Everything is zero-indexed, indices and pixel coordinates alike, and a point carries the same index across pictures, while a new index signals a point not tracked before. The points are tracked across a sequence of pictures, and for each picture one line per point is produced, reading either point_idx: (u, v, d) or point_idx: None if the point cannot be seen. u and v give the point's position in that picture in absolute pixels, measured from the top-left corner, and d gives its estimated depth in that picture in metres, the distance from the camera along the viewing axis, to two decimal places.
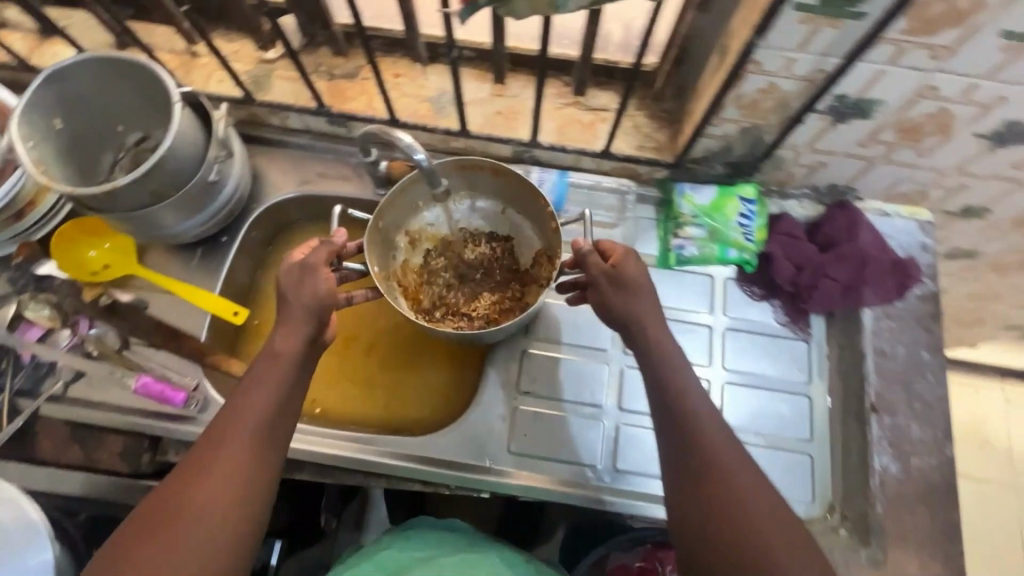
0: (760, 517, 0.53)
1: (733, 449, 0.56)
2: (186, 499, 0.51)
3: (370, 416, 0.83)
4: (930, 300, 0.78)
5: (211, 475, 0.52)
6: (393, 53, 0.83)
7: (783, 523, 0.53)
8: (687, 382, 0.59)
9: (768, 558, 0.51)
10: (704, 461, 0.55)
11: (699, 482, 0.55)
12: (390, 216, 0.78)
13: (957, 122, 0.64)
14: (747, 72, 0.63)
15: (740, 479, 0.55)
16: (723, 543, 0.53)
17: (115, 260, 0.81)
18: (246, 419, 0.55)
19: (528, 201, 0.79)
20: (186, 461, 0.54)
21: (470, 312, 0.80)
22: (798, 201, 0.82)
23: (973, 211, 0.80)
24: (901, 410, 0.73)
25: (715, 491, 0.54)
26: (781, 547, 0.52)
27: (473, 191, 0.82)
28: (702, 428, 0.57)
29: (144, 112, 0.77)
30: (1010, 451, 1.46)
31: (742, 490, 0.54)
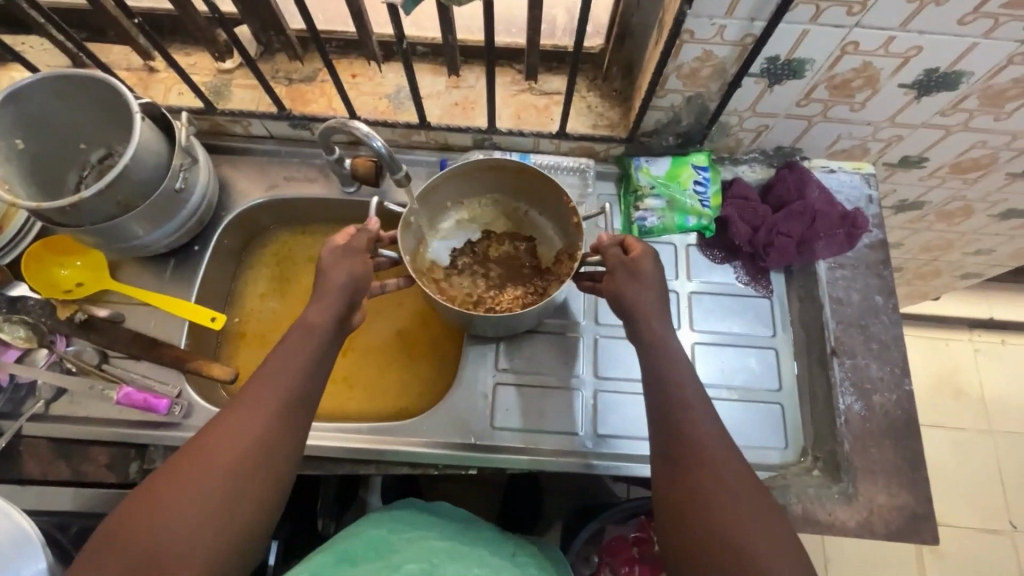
0: (744, 509, 0.52)
1: (727, 445, 0.56)
2: (186, 487, 0.51)
3: (359, 408, 0.84)
4: (878, 247, 0.83)
5: (215, 466, 0.52)
6: (348, 55, 0.87)
7: (770, 517, 0.52)
8: (687, 379, 0.60)
9: (746, 549, 0.50)
10: (692, 450, 0.55)
11: (684, 469, 0.55)
12: (419, 214, 0.81)
13: (882, 74, 0.68)
14: (682, 42, 0.67)
15: (727, 470, 0.54)
16: (702, 525, 0.52)
17: (88, 277, 0.82)
18: (260, 415, 0.55)
19: (547, 198, 0.82)
20: (191, 456, 0.53)
21: (491, 305, 0.82)
22: (749, 166, 0.86)
23: (911, 161, 0.85)
24: (860, 352, 0.78)
25: (703, 476, 0.54)
26: (764, 540, 0.50)
27: (495, 191, 0.85)
28: (695, 421, 0.57)
29: (107, 128, 0.79)
30: (982, 397, 1.51)
31: (729, 480, 0.54)
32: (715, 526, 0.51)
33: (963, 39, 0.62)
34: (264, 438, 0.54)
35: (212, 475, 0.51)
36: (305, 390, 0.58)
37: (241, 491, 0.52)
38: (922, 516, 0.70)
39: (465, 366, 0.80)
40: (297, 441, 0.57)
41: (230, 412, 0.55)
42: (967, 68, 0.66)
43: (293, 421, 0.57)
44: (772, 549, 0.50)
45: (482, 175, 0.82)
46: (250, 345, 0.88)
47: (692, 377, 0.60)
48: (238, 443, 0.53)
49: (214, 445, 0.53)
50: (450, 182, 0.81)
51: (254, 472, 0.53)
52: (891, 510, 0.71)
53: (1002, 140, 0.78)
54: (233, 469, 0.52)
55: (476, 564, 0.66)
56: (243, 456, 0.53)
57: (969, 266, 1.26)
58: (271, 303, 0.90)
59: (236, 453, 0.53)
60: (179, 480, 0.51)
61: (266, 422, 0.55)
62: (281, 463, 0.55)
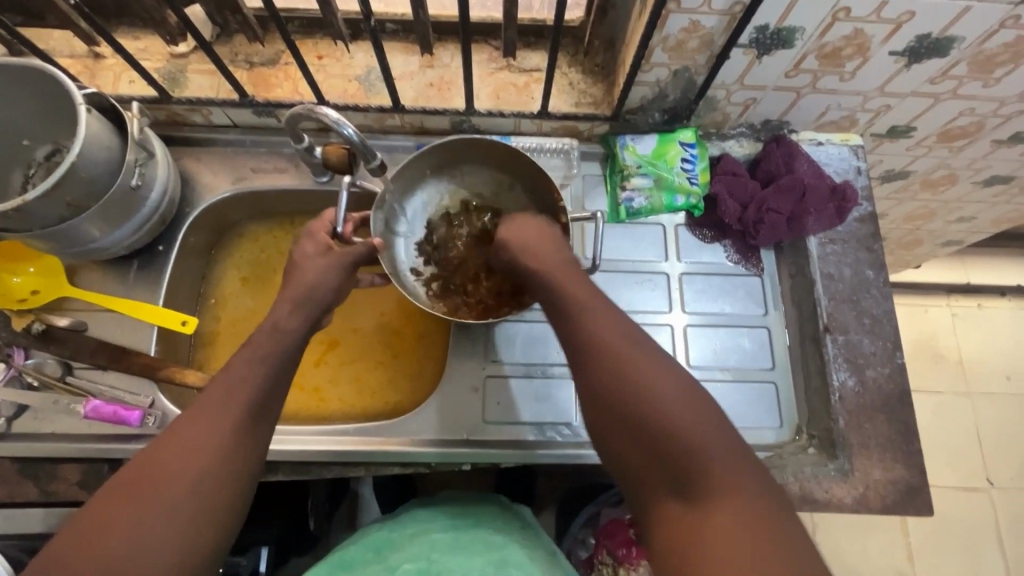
0: (661, 387, 0.50)
1: (624, 330, 0.54)
2: (147, 509, 0.45)
3: (339, 409, 0.82)
4: (868, 220, 0.82)
5: (178, 475, 0.46)
6: (313, 35, 0.81)
7: (687, 389, 0.50)
8: (571, 283, 0.60)
9: (659, 420, 0.48)
10: (590, 346, 0.54)
11: (588, 365, 0.53)
12: (395, 186, 0.77)
13: (873, 42, 0.66)
14: (668, 12, 0.63)
15: (632, 356, 0.52)
16: (620, 420, 0.50)
17: (44, 284, 0.76)
18: (217, 420, 0.50)
19: (522, 175, 0.78)
20: (145, 466, 0.47)
21: (467, 291, 0.78)
22: (737, 141, 0.84)
23: (899, 131, 0.84)
24: (852, 327, 0.77)
25: (606, 369, 0.52)
26: (687, 413, 0.48)
27: (468, 167, 0.81)
28: (589, 317, 0.55)
29: (49, 119, 0.72)
30: (960, 360, 1.54)
31: (628, 356, 0.52)
32: (630, 404, 0.49)
33: (958, 2, 0.60)
34: (226, 446, 0.49)
35: (168, 493, 0.46)
36: (268, 396, 0.54)
37: (210, 500, 0.47)
38: (917, 488, 0.71)
39: (451, 361, 0.78)
40: (261, 447, 0.52)
41: (188, 422, 0.50)
42: (960, 34, 0.64)
43: (258, 420, 0.53)
44: (698, 421, 0.48)
45: (456, 151, 0.78)
46: (224, 348, 0.84)
47: (579, 283, 0.60)
48: (202, 446, 0.48)
49: (174, 458, 0.47)
50: (423, 160, 0.77)
51: (222, 476, 0.48)
52: (886, 485, 0.72)
53: (990, 107, 0.77)
54: (201, 474, 0.47)
55: (480, 550, 0.63)
56: (211, 463, 0.48)
57: (951, 234, 1.27)
58: (246, 303, 0.86)
59: (200, 460, 0.48)
60: (137, 500, 0.45)
61: (226, 430, 0.50)
62: (249, 465, 0.51)
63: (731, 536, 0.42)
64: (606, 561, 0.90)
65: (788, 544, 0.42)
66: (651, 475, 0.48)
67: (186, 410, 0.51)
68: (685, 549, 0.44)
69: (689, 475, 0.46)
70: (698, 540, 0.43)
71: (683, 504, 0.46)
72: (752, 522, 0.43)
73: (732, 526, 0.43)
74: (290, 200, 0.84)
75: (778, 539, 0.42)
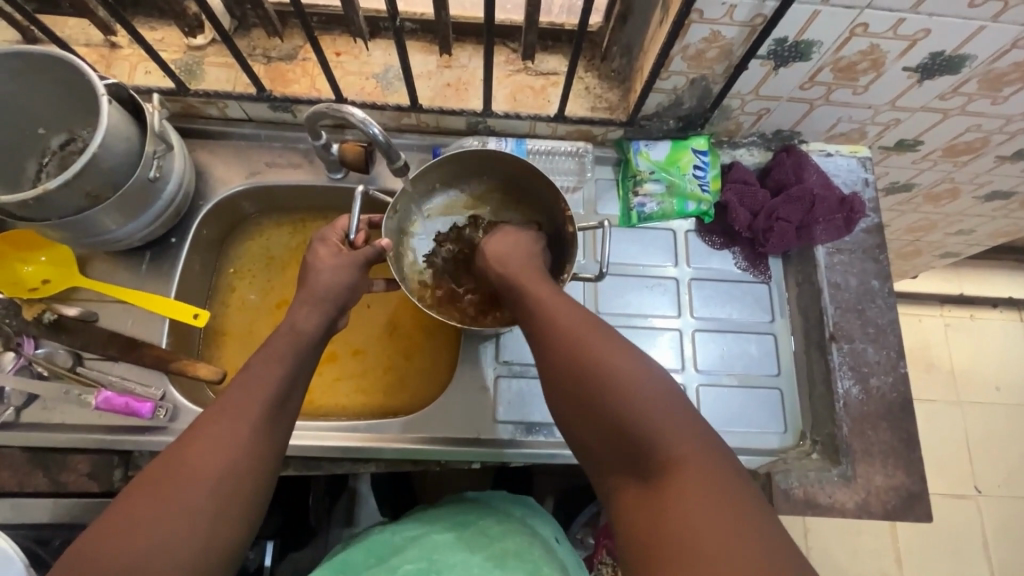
0: (624, 372, 0.51)
1: (589, 324, 0.55)
2: (172, 499, 0.45)
3: (335, 410, 0.82)
4: (874, 231, 0.83)
5: (205, 466, 0.47)
6: (332, 32, 0.82)
7: (647, 374, 0.51)
8: (534, 286, 0.62)
9: (615, 402, 0.49)
10: (556, 341, 0.55)
11: (549, 363, 0.55)
12: (404, 200, 0.76)
13: (888, 57, 0.67)
14: (690, 22, 0.64)
15: (598, 348, 0.53)
16: (583, 410, 0.51)
17: (56, 274, 0.76)
18: (241, 417, 0.50)
19: (541, 194, 0.77)
20: (168, 462, 0.47)
21: (476, 304, 0.78)
22: (747, 150, 0.86)
23: (906, 144, 0.85)
24: (857, 336, 0.78)
25: (567, 360, 0.53)
26: (643, 395, 0.49)
27: (488, 176, 0.80)
28: (556, 315, 0.57)
29: (65, 110, 0.72)
30: (952, 369, 1.57)
31: (587, 343, 0.53)
32: (592, 389, 0.51)
33: (972, 22, 0.61)
34: (249, 439, 0.50)
35: (195, 486, 0.46)
36: (286, 394, 0.54)
37: (231, 497, 0.47)
38: (917, 495, 0.73)
39: (463, 359, 0.79)
40: (281, 440, 0.53)
41: (209, 423, 0.50)
42: (972, 52, 0.65)
43: (277, 413, 0.53)
44: (658, 403, 0.49)
45: (477, 160, 0.77)
46: (235, 341, 0.84)
47: (547, 285, 0.62)
48: (226, 440, 0.49)
49: (194, 461, 0.47)
50: (440, 167, 0.77)
51: (240, 480, 0.48)
52: (887, 491, 0.74)
53: (996, 124, 0.79)
54: (227, 464, 0.48)
55: (481, 549, 0.63)
56: (231, 466, 0.48)
57: (948, 246, 1.29)
58: (256, 298, 0.86)
59: (221, 463, 0.48)
60: (166, 493, 0.45)
61: (250, 425, 0.50)
62: (269, 468, 0.51)
63: (684, 515, 0.43)
64: (605, 561, 0.95)
65: (745, 516, 0.42)
66: (615, 460, 0.49)
67: (210, 406, 0.52)
68: (646, 529, 0.44)
69: (650, 456, 0.47)
70: (657, 521, 0.44)
71: (643, 488, 0.47)
72: (710, 498, 0.43)
73: (684, 502, 0.43)
74: (303, 195, 0.84)
75: (742, 515, 0.42)
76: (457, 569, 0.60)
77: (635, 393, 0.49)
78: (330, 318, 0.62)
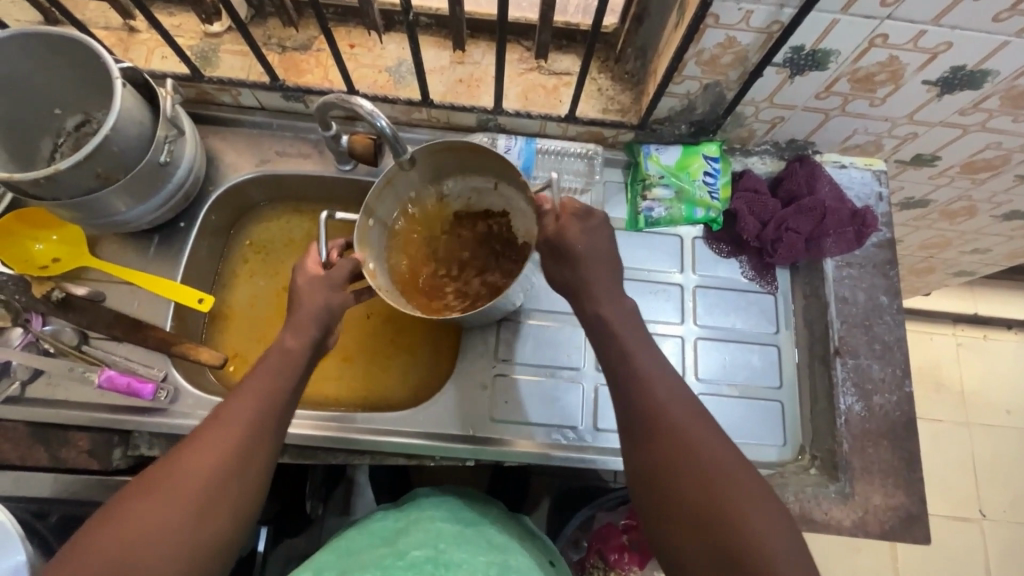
0: (725, 470, 0.50)
1: (690, 411, 0.54)
2: (164, 502, 0.47)
3: (327, 402, 0.82)
4: (886, 246, 0.82)
5: (197, 472, 0.49)
6: (347, 23, 0.82)
7: (749, 480, 0.50)
8: (632, 347, 0.58)
9: (719, 507, 0.49)
10: (648, 419, 0.54)
11: (645, 446, 0.53)
12: (379, 213, 0.76)
13: (907, 70, 0.66)
14: (706, 27, 0.63)
15: (688, 426, 0.53)
16: (674, 497, 0.50)
17: (66, 253, 0.77)
18: (235, 424, 0.52)
19: (510, 176, 0.76)
20: (165, 464, 0.49)
21: (474, 295, 0.77)
22: (760, 158, 0.84)
23: (923, 159, 0.84)
24: (862, 351, 0.77)
25: (665, 445, 0.52)
26: (748, 508, 0.48)
27: (461, 172, 0.79)
28: (649, 387, 0.55)
29: (80, 90, 0.73)
30: (961, 390, 1.54)
31: (692, 431, 0.53)
32: (694, 483, 0.50)
33: (995, 36, 0.60)
34: (242, 446, 0.51)
35: (186, 490, 0.48)
36: (281, 399, 0.55)
37: (220, 504, 0.49)
38: (917, 516, 0.71)
39: (464, 355, 0.79)
40: (274, 444, 0.54)
41: (209, 429, 0.51)
42: (994, 67, 0.64)
43: (268, 421, 0.54)
44: (761, 513, 0.48)
45: (441, 157, 0.76)
46: (237, 326, 0.84)
47: (643, 347, 0.58)
48: (221, 444, 0.50)
49: (187, 468, 0.49)
50: (409, 172, 0.76)
51: (238, 479, 0.50)
52: (886, 511, 0.72)
53: (1016, 142, 0.77)
54: (218, 468, 0.49)
55: (483, 550, 0.63)
56: (220, 474, 0.49)
57: (964, 265, 1.26)
58: (261, 284, 0.87)
59: (215, 469, 0.49)
60: (160, 498, 0.47)
61: (241, 430, 0.52)
62: (258, 475, 0.52)
63: None
64: (597, 564, 0.94)
65: None
66: (696, 549, 0.49)
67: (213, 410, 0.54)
68: None
69: (734, 549, 0.47)
70: None
71: None
72: None
73: None
74: (312, 185, 0.84)
75: None
76: (464, 566, 0.59)
77: (741, 502, 0.49)
78: (330, 308, 0.62)
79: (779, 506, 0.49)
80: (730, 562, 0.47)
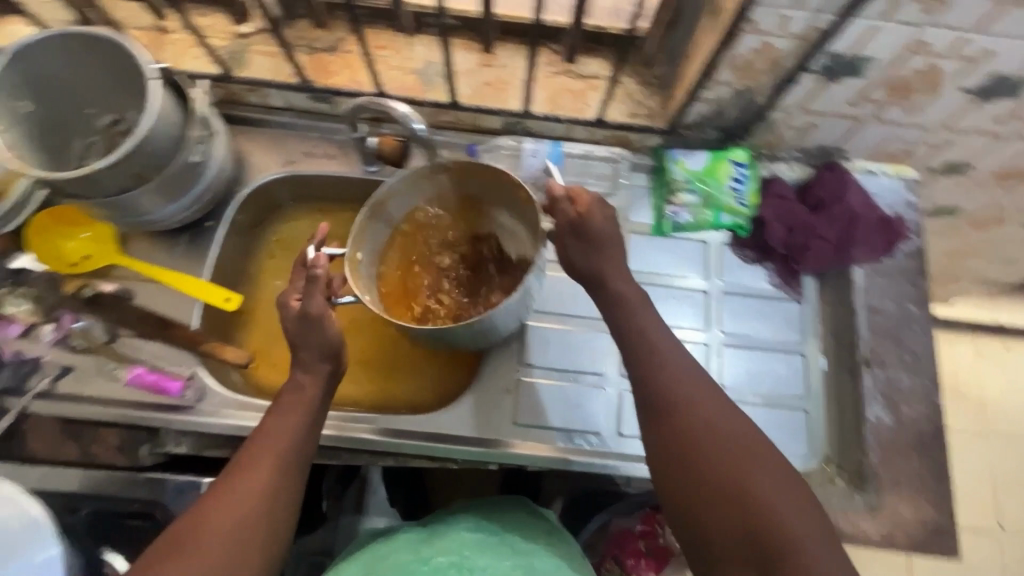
0: (739, 446, 0.52)
1: (702, 387, 0.56)
2: (192, 551, 0.49)
3: (343, 402, 0.82)
4: (916, 255, 0.81)
5: (224, 521, 0.51)
6: (376, 24, 0.81)
7: (763, 454, 0.52)
8: (647, 324, 0.60)
9: (735, 481, 0.51)
10: (662, 397, 0.56)
11: (659, 426, 0.55)
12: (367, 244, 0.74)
13: (945, 77, 0.65)
14: (742, 32, 0.63)
15: (700, 403, 0.55)
16: (692, 477, 0.52)
17: (96, 250, 0.78)
18: (258, 474, 0.54)
19: (496, 194, 0.75)
20: (192, 515, 0.51)
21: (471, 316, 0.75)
22: (788, 164, 0.83)
23: (955, 167, 0.83)
24: (892, 362, 0.76)
25: (680, 423, 0.54)
26: (762, 481, 0.50)
27: (446, 200, 0.78)
28: (662, 363, 0.57)
29: (110, 88, 0.73)
30: (981, 400, 1.52)
31: (704, 409, 0.55)
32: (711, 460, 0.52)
33: None
34: (265, 496, 0.53)
35: (213, 539, 0.50)
36: (300, 446, 0.57)
37: (245, 553, 0.50)
38: (945, 529, 0.71)
39: (489, 359, 0.79)
40: (295, 490, 0.56)
41: (233, 478, 0.53)
42: None
43: (289, 468, 0.56)
44: (775, 486, 0.50)
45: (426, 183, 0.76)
46: (259, 325, 0.83)
47: (656, 324, 0.61)
48: (246, 493, 0.52)
49: (214, 519, 0.51)
50: (396, 200, 0.75)
51: (269, 513, 0.53)
52: (914, 524, 0.71)
53: None
54: (242, 517, 0.51)
55: (507, 555, 0.63)
56: (244, 524, 0.51)
57: (989, 273, 1.25)
58: (282, 284, 0.86)
59: (240, 518, 0.51)
60: (188, 547, 0.49)
61: (264, 479, 0.54)
62: (280, 525, 0.54)
63: None
64: (613, 569, 0.93)
65: None
66: (728, 542, 0.50)
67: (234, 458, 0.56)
68: None
69: (766, 539, 0.48)
70: None
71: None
72: None
73: None
74: (337, 185, 0.84)
75: None
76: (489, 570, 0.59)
77: (756, 475, 0.51)
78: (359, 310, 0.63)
79: (794, 478, 0.52)
80: (762, 551, 0.48)
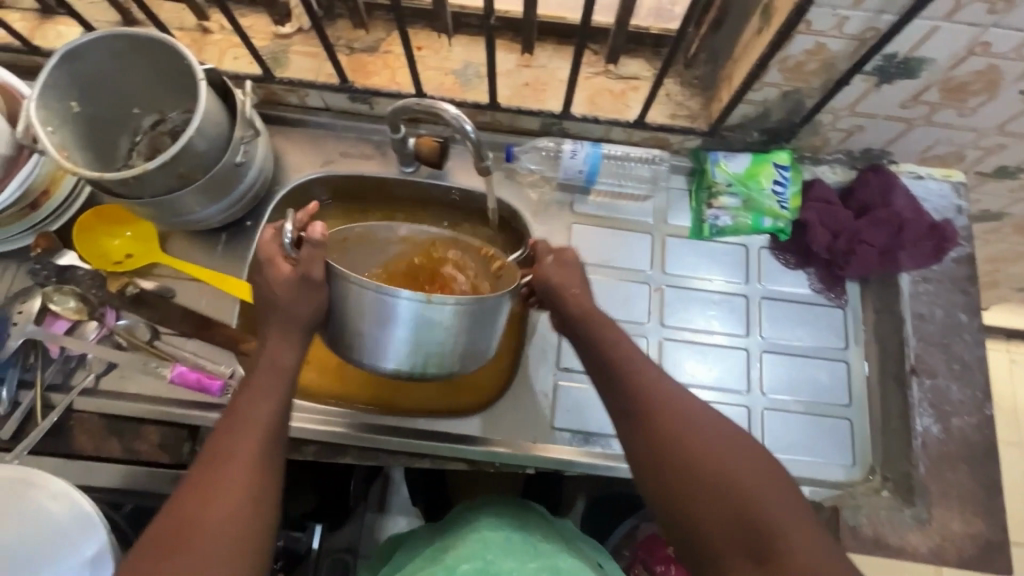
0: (719, 445, 0.54)
1: (675, 393, 0.58)
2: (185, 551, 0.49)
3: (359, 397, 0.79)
4: (964, 262, 0.79)
5: (211, 516, 0.51)
6: (415, 25, 0.81)
7: (741, 449, 0.54)
8: (612, 334, 0.62)
9: (722, 479, 0.52)
10: (638, 403, 0.57)
11: (636, 435, 0.56)
12: None
13: (1005, 78, 0.64)
14: (796, 33, 0.61)
15: (675, 407, 0.56)
16: (682, 480, 0.53)
17: (138, 249, 0.79)
18: (237, 467, 0.53)
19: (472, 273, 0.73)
20: (172, 517, 0.51)
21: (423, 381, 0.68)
22: (831, 167, 0.81)
23: (1006, 172, 0.80)
24: (940, 371, 0.75)
25: (660, 428, 0.55)
26: (745, 475, 0.52)
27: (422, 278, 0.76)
28: (636, 371, 0.59)
29: (158, 90, 0.74)
30: (1015, 410, 1.48)
31: (681, 412, 0.56)
32: (696, 461, 0.53)
33: None
34: (249, 487, 0.53)
35: (204, 535, 0.50)
36: (277, 432, 0.57)
37: (240, 544, 0.51)
38: (997, 545, 0.71)
39: (525, 363, 0.78)
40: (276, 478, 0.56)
41: (213, 471, 0.53)
42: None
43: (267, 456, 0.56)
44: (757, 480, 0.52)
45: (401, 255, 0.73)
46: None
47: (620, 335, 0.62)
48: (228, 486, 0.52)
49: (199, 516, 0.50)
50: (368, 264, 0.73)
51: (255, 505, 0.53)
52: (964, 539, 0.71)
53: None
54: (229, 510, 0.51)
55: (531, 556, 0.62)
56: (232, 516, 0.51)
57: None
58: None
59: (225, 513, 0.51)
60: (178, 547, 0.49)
61: (245, 471, 0.53)
62: (267, 513, 0.54)
63: None
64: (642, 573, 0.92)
65: None
66: (727, 544, 0.50)
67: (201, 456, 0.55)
68: None
69: (764, 534, 0.49)
70: None
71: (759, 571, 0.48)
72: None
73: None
74: (373, 185, 0.84)
75: None
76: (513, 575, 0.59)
77: (738, 469, 0.52)
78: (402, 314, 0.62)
79: (775, 468, 0.53)
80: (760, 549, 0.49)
